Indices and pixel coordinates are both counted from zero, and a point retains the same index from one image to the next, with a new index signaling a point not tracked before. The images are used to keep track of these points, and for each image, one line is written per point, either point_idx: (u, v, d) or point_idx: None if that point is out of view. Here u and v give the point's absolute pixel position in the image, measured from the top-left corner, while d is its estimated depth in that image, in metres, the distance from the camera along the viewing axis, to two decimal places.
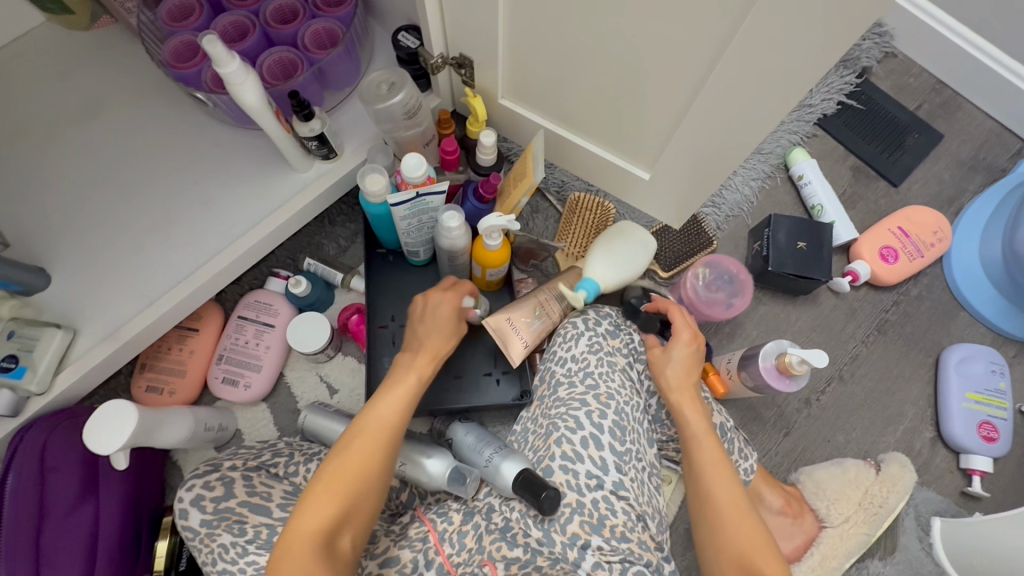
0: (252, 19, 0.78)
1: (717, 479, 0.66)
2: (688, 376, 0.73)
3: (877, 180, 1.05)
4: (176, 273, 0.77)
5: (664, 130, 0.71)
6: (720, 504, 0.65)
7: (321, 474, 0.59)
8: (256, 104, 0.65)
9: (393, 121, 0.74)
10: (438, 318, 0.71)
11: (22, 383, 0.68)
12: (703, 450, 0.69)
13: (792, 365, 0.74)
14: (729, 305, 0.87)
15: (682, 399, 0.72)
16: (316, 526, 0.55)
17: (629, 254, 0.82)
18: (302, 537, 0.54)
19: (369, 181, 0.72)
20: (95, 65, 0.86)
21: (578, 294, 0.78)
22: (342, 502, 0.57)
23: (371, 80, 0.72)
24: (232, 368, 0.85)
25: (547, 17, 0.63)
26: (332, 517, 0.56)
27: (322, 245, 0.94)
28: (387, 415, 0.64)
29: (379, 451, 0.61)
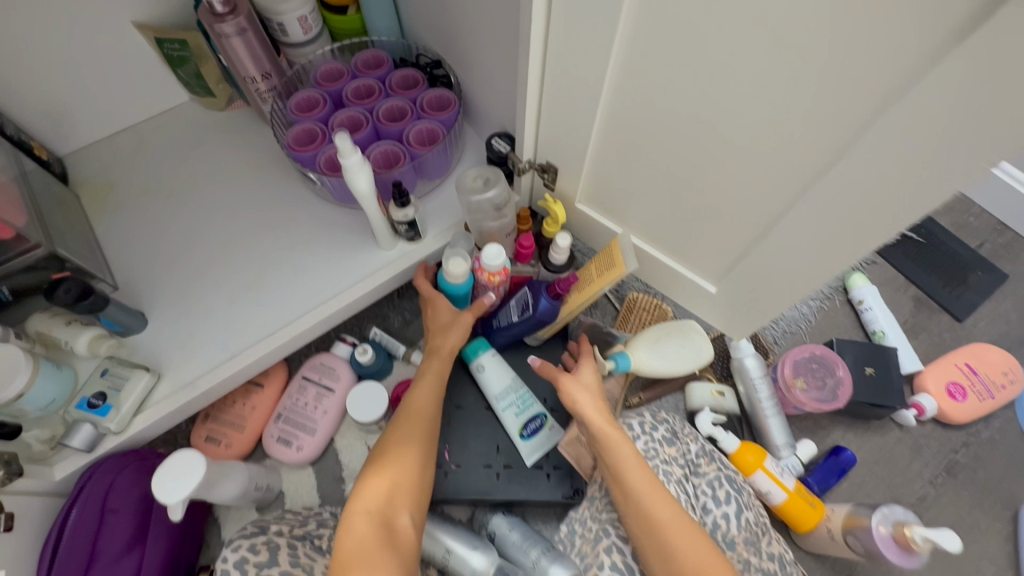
0: (367, 115, 0.88)
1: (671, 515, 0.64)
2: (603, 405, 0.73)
3: (940, 313, 1.04)
4: (259, 331, 0.82)
5: (735, 251, 0.74)
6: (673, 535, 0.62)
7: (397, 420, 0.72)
8: (365, 190, 0.73)
9: (483, 212, 0.82)
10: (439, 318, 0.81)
11: (105, 420, 0.71)
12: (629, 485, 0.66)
13: (914, 541, 0.68)
14: (836, 406, 0.86)
15: (603, 424, 0.70)
16: (368, 505, 0.61)
17: (674, 355, 0.86)
18: (362, 508, 0.60)
19: (460, 265, 0.76)
20: (221, 140, 0.98)
21: (607, 362, 0.83)
22: (391, 481, 0.64)
23: (467, 174, 0.80)
24: (288, 429, 0.87)
25: (636, 140, 0.70)
26: (383, 496, 0.62)
27: (388, 316, 1.00)
28: (421, 406, 0.74)
29: (414, 441, 0.69)
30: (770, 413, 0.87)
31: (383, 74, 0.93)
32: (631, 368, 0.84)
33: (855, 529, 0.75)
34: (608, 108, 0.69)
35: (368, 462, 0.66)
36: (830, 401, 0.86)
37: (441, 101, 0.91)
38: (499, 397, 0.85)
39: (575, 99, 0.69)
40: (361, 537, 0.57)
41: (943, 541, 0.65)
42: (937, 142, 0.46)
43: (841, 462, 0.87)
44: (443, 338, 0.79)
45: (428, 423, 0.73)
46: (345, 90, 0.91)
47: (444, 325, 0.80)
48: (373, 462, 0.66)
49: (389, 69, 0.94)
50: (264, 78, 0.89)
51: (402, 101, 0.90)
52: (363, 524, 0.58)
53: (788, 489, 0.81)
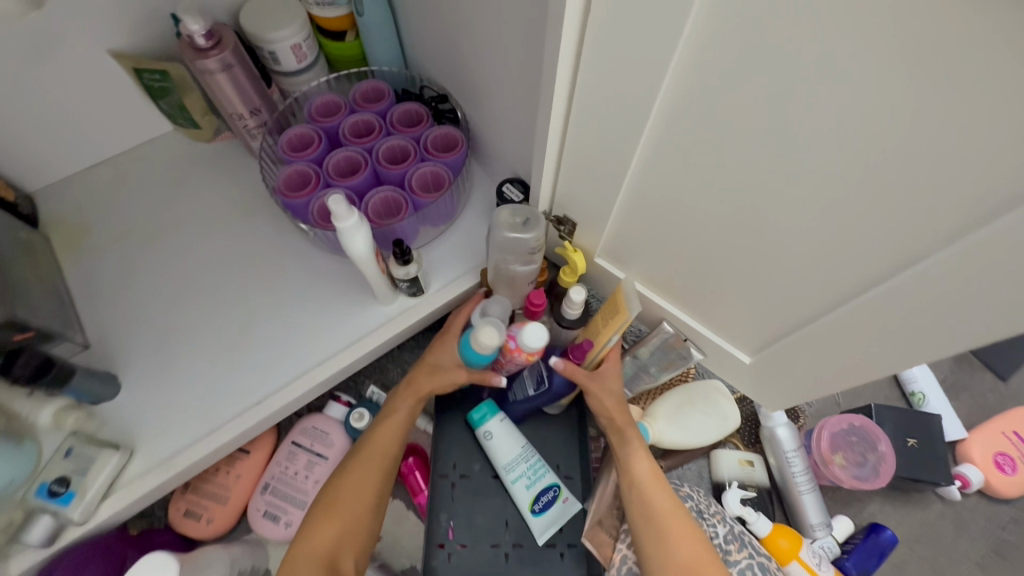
0: (365, 156, 0.80)
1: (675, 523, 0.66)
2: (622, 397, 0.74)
3: (983, 370, 0.97)
4: (243, 399, 0.74)
5: (775, 326, 0.66)
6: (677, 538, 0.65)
7: (355, 450, 0.69)
8: (363, 253, 0.65)
9: (515, 253, 0.72)
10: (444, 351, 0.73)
11: (67, 510, 0.64)
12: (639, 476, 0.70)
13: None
14: (881, 484, 0.78)
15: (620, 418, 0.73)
16: (312, 554, 0.61)
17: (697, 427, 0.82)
18: (303, 557, 0.61)
19: (495, 338, 0.65)
20: (207, 176, 0.90)
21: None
22: (338, 527, 0.63)
23: (505, 213, 0.70)
24: (276, 502, 0.79)
25: (668, 204, 0.62)
26: (328, 544, 0.62)
27: (387, 369, 0.92)
28: (386, 441, 0.70)
29: (369, 481, 0.67)
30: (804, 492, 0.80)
31: (384, 108, 0.85)
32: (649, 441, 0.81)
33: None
34: (638, 170, 0.61)
35: (317, 503, 0.66)
36: (872, 479, 0.78)
37: (447, 140, 0.83)
38: (509, 468, 0.77)
39: (601, 157, 0.61)
40: None
41: None
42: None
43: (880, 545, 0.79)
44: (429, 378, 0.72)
45: (390, 457, 0.69)
46: (342, 127, 0.83)
47: (432, 363, 0.73)
48: (324, 504, 0.65)
49: (390, 103, 0.85)
50: (252, 114, 0.81)
51: (404, 140, 0.82)
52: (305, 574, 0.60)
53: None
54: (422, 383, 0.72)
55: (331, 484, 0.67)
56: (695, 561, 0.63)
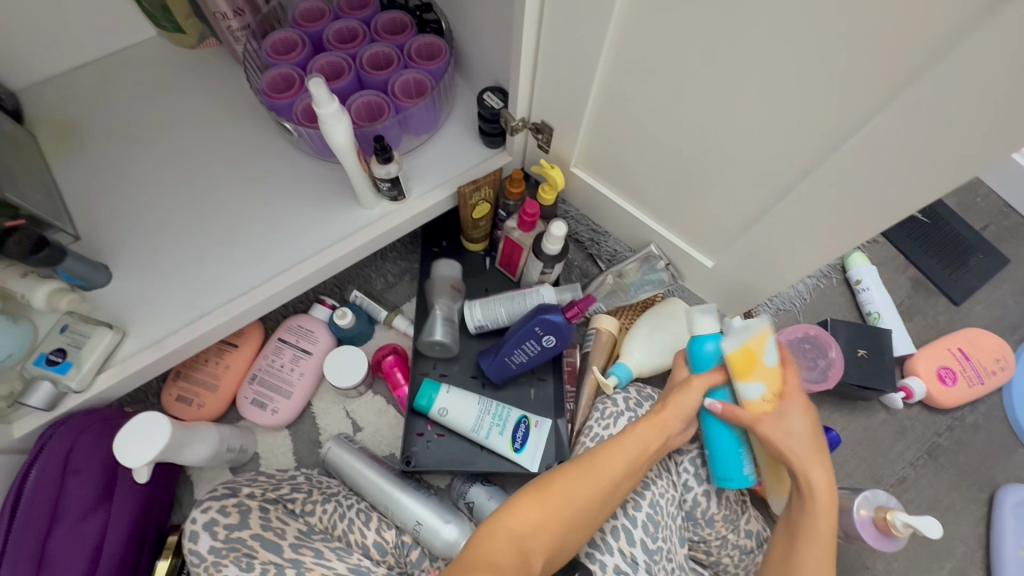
0: (349, 61, 0.82)
1: None
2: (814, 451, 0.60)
3: (937, 295, 1.02)
4: (229, 291, 0.77)
5: (735, 225, 0.70)
6: None
7: (583, 461, 0.63)
8: (343, 144, 0.67)
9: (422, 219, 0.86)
10: (682, 392, 0.66)
11: (64, 378, 0.68)
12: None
13: (894, 525, 0.67)
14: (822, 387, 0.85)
15: (805, 462, 0.59)
16: (513, 525, 0.57)
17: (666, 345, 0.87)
18: (501, 527, 0.57)
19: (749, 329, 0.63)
20: (192, 81, 0.91)
21: (610, 378, 0.83)
22: (540, 514, 0.59)
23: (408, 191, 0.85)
24: (263, 391, 0.84)
25: (637, 97, 0.64)
26: (527, 523, 0.58)
27: (370, 278, 0.96)
28: (615, 463, 0.63)
29: (586, 489, 0.61)
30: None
31: (368, 16, 0.86)
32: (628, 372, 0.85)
33: (838, 512, 0.74)
34: (609, 63, 0.63)
35: (533, 483, 0.62)
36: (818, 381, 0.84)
37: (430, 49, 0.84)
38: (476, 429, 0.80)
39: (576, 50, 0.63)
40: (485, 550, 0.54)
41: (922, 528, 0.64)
42: (977, 106, 0.42)
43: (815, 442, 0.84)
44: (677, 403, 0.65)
45: (608, 487, 0.62)
46: (326, 32, 0.83)
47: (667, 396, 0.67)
48: (535, 487, 0.61)
49: (375, 11, 0.86)
50: (236, 16, 0.82)
51: (388, 47, 0.83)
52: (501, 543, 0.55)
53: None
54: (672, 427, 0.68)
55: (544, 486, 0.61)
56: None
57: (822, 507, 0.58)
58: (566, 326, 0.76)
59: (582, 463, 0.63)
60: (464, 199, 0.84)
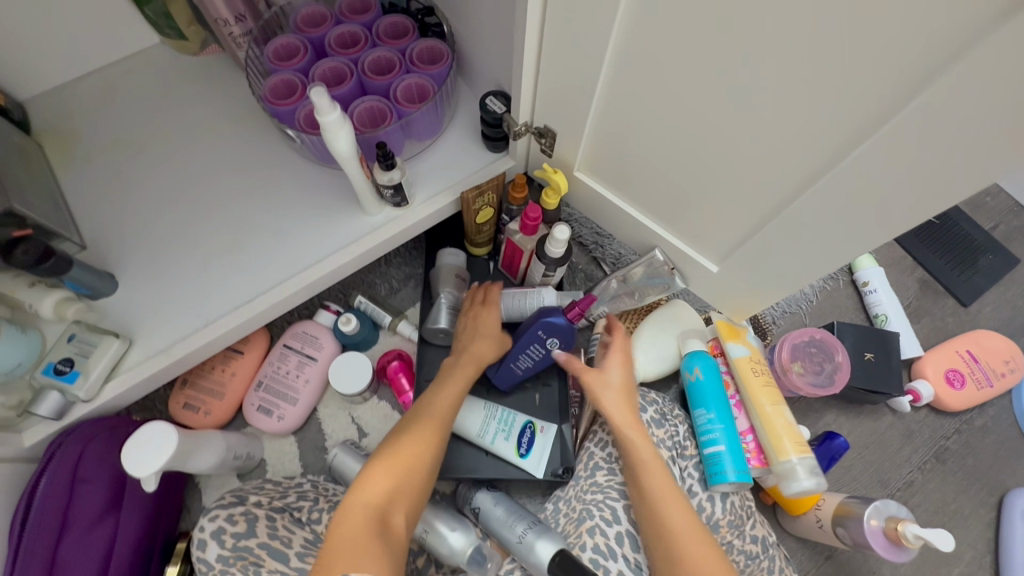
0: (351, 67, 0.81)
1: (671, 496, 0.65)
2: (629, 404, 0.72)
3: (945, 297, 1.01)
4: (234, 298, 0.78)
5: (741, 230, 0.69)
6: (671, 513, 0.64)
7: (394, 448, 0.65)
8: (345, 151, 0.67)
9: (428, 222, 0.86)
10: (483, 325, 0.79)
11: (72, 387, 0.69)
12: (678, 540, 0.62)
13: (906, 537, 0.67)
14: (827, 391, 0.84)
15: (625, 420, 0.70)
16: (371, 499, 0.59)
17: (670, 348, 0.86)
18: (363, 505, 0.58)
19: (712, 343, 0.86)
20: (195, 88, 0.91)
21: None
22: (392, 481, 0.61)
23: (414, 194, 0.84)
24: (269, 398, 0.85)
25: (641, 101, 0.64)
26: (382, 493, 0.60)
27: (374, 284, 0.96)
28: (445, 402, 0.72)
29: (424, 449, 0.66)
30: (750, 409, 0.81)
31: (370, 21, 0.85)
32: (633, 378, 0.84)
33: (846, 520, 0.74)
34: (612, 66, 0.63)
35: (382, 453, 0.64)
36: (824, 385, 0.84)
37: (432, 53, 0.84)
38: (482, 434, 0.80)
39: (581, 56, 0.63)
40: (356, 525, 0.56)
41: (936, 541, 0.64)
42: (989, 112, 0.41)
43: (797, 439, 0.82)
44: (483, 346, 0.78)
45: (444, 424, 0.70)
46: (328, 38, 0.83)
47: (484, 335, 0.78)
48: (384, 457, 0.64)
49: (376, 15, 0.86)
50: (238, 22, 0.82)
51: (390, 52, 0.83)
52: (358, 519, 0.56)
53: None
54: (442, 403, 0.71)
55: (359, 484, 0.60)
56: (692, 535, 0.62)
57: (645, 448, 0.68)
58: (569, 326, 0.75)
59: (413, 417, 0.70)
60: (467, 205, 0.84)
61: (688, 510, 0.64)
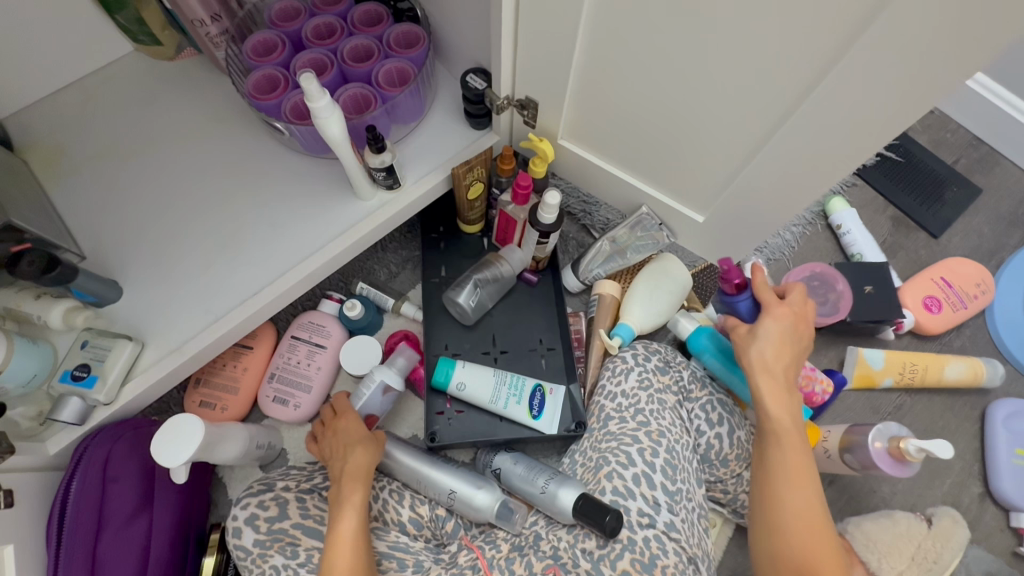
0: (330, 56, 0.83)
1: (795, 473, 0.64)
2: (777, 361, 0.68)
3: (916, 231, 1.07)
4: (239, 292, 0.79)
5: (722, 178, 0.73)
6: (792, 504, 0.63)
7: None
8: (338, 135, 0.69)
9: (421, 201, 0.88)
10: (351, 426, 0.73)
11: (91, 392, 0.70)
12: (790, 518, 0.63)
13: (907, 452, 0.71)
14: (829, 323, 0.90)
15: (765, 384, 0.67)
16: None
17: (665, 301, 0.91)
18: None
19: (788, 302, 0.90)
20: (175, 92, 0.91)
21: (613, 339, 0.87)
22: None
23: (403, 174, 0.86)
24: (283, 388, 0.86)
25: (615, 64, 0.67)
26: None
27: (373, 269, 0.98)
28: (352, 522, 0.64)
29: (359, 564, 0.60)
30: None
31: (343, 11, 0.87)
32: (632, 333, 0.89)
33: (845, 441, 0.79)
34: (586, 32, 0.65)
35: None
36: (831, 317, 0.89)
37: (408, 37, 0.86)
38: (495, 400, 0.83)
39: (554, 24, 0.66)
40: None
41: (934, 451, 0.68)
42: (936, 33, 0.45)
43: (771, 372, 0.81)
44: (360, 449, 0.70)
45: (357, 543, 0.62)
46: (304, 30, 0.85)
47: (354, 440, 0.71)
48: None
49: (349, 5, 0.87)
50: (214, 21, 0.82)
51: (367, 39, 0.84)
52: None
53: None
54: (357, 465, 0.68)
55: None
56: (809, 520, 0.62)
57: (787, 417, 0.67)
58: (743, 300, 0.73)
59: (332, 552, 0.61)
60: (460, 180, 0.85)
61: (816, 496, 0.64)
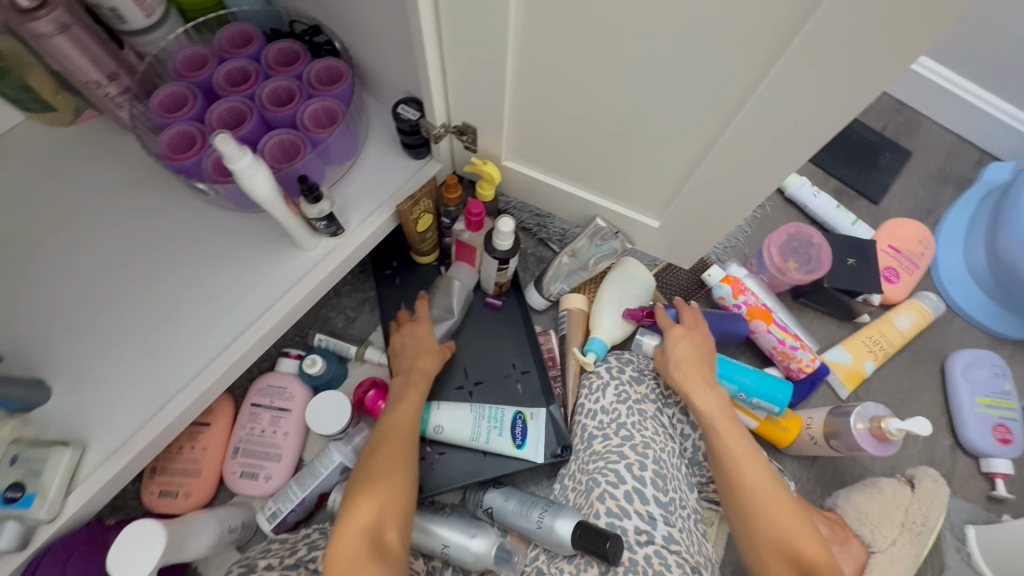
0: (248, 103, 0.77)
1: (738, 452, 0.68)
2: (690, 359, 0.76)
3: (858, 199, 1.10)
4: (185, 370, 0.73)
5: (673, 181, 0.72)
6: (748, 484, 0.66)
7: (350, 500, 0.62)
8: (267, 194, 0.64)
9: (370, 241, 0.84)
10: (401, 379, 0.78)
11: (31, 511, 0.63)
12: (752, 498, 0.65)
13: (889, 432, 0.73)
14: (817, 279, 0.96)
15: (688, 380, 0.75)
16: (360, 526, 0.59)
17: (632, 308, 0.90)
18: (346, 538, 0.57)
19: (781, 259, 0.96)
20: (82, 160, 0.84)
21: (587, 355, 0.86)
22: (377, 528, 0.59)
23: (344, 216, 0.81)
24: (250, 461, 0.81)
25: (550, 82, 0.65)
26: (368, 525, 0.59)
27: (330, 317, 0.94)
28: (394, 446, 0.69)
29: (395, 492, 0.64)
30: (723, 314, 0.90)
31: (255, 51, 0.82)
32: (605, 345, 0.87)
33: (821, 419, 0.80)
34: (516, 50, 0.63)
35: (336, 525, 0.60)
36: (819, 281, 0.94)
37: (330, 72, 0.81)
38: (476, 437, 0.81)
39: (482, 49, 0.63)
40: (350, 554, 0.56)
41: (912, 427, 0.70)
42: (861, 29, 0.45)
43: (734, 332, 0.89)
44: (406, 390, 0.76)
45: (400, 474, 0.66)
46: (215, 77, 0.79)
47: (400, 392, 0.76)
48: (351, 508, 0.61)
49: (261, 45, 0.82)
50: (112, 81, 0.75)
51: (286, 80, 0.79)
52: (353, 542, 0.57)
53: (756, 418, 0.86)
54: (423, 368, 0.79)
55: (358, 489, 0.63)
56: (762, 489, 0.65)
57: (716, 406, 0.73)
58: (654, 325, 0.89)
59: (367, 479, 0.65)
60: (404, 217, 0.83)
61: (765, 465, 0.68)
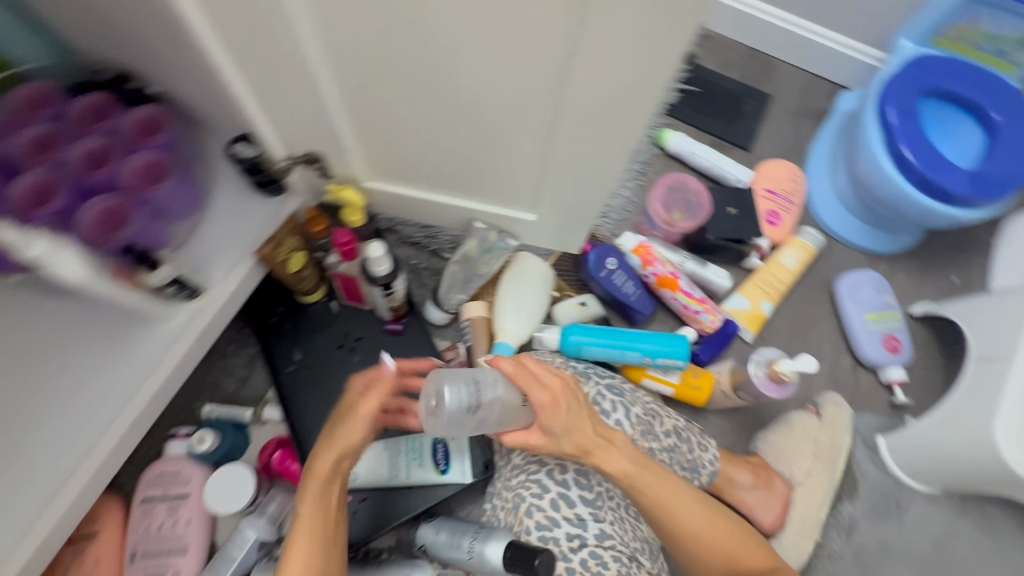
0: (56, 171, 0.67)
1: (677, 509, 0.62)
2: (578, 433, 0.59)
3: (732, 149, 1.14)
4: (42, 486, 0.64)
5: (533, 172, 0.70)
6: (699, 535, 0.62)
7: None
8: (83, 276, 0.56)
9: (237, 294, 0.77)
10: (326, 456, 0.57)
11: None
12: (703, 547, 0.62)
13: (783, 373, 0.76)
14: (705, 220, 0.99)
15: (596, 456, 0.60)
16: None
17: (531, 303, 0.88)
18: None
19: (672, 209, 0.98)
20: None
21: None
22: None
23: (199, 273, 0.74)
24: (153, 562, 0.73)
25: (377, 95, 0.61)
26: None
27: (219, 382, 0.86)
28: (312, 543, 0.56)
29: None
30: (637, 290, 0.93)
31: (53, 108, 0.70)
32: (510, 347, 0.85)
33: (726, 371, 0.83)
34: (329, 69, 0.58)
35: None
36: (704, 231, 0.98)
37: (150, 119, 0.73)
38: (395, 473, 0.78)
39: (292, 73, 0.58)
40: None
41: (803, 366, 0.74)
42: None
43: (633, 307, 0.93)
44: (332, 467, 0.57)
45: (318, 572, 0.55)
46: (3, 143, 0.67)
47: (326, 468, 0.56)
48: None
49: (58, 99, 0.71)
50: None
51: (97, 137, 0.70)
52: None
53: (673, 384, 0.87)
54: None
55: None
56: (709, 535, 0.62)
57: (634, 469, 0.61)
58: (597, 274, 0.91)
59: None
60: (269, 260, 0.78)
61: (704, 508, 0.63)
